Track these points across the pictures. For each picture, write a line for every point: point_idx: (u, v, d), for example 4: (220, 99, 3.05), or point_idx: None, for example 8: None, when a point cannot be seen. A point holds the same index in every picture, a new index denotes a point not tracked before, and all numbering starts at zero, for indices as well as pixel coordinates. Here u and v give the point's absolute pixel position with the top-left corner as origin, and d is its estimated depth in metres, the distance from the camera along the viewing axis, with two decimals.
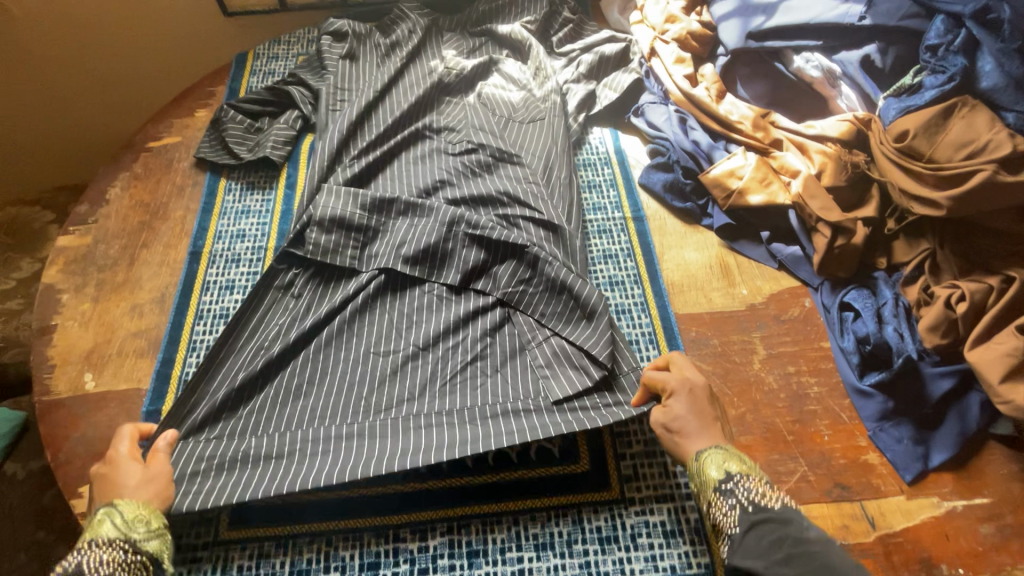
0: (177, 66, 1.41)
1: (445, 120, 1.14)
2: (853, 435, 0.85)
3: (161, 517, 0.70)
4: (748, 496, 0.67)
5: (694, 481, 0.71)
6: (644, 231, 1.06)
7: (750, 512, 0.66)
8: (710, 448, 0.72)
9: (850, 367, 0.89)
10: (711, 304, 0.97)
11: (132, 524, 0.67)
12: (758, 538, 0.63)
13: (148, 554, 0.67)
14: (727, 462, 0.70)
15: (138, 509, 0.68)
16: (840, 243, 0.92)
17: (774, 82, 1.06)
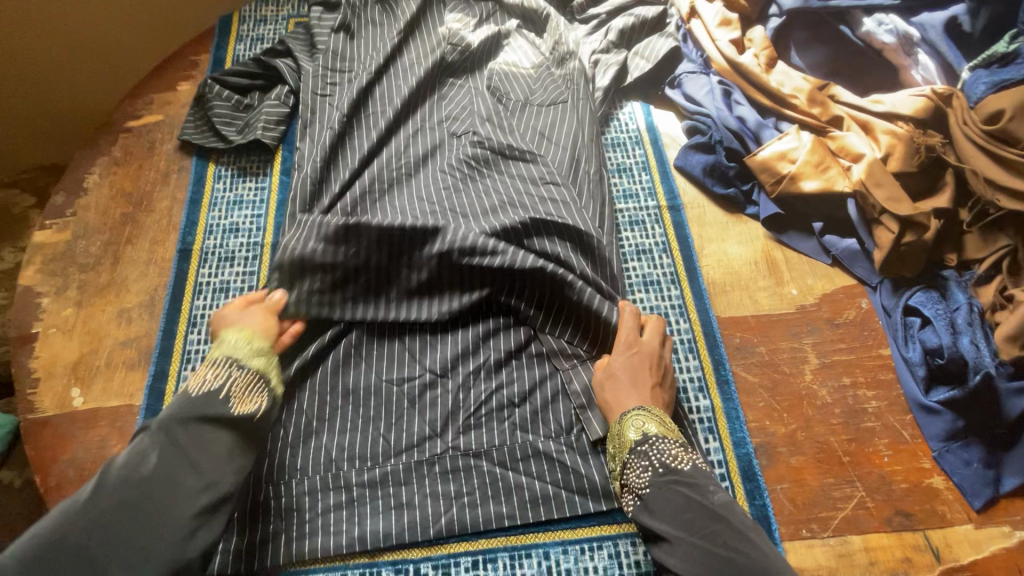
0: (151, 30, 1.25)
1: (450, 110, 1.03)
2: (916, 456, 0.77)
3: (261, 340, 0.73)
4: (660, 459, 0.69)
5: (613, 442, 0.74)
6: (681, 222, 0.95)
7: (658, 474, 0.69)
8: (634, 409, 0.73)
9: (913, 379, 0.80)
10: (757, 307, 0.88)
11: (237, 345, 0.71)
12: (661, 501, 0.67)
13: (254, 368, 0.71)
14: (646, 425, 0.72)
15: (239, 334, 0.72)
16: (908, 239, 0.82)
17: (836, 47, 0.91)
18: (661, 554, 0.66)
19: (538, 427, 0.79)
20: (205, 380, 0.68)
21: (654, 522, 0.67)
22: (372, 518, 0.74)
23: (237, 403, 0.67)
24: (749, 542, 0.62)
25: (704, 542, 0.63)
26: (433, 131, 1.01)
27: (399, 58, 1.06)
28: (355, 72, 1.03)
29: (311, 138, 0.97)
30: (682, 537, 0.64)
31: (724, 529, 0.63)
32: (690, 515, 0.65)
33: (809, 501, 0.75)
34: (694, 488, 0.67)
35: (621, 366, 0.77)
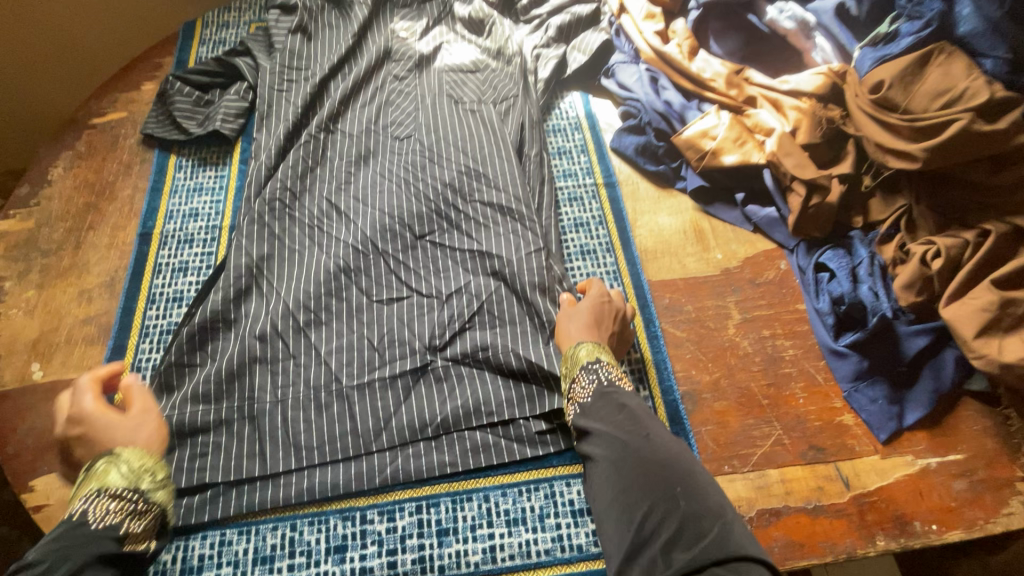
0: (114, 39, 1.31)
1: (396, 116, 1.07)
2: (828, 397, 0.84)
3: (164, 469, 0.71)
4: (607, 377, 0.76)
5: (566, 364, 0.80)
6: (616, 197, 1.02)
7: (601, 387, 0.75)
8: (585, 340, 0.80)
9: (825, 328, 0.87)
10: (685, 270, 0.95)
11: (138, 474, 0.69)
12: (597, 406, 0.74)
13: (156, 504, 0.69)
14: (598, 353, 0.79)
15: (142, 459, 0.70)
16: (815, 202, 0.89)
17: (747, 35, 1.01)
18: (583, 441, 0.74)
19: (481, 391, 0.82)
20: (105, 512, 0.65)
21: (586, 419, 0.74)
22: (322, 471, 0.78)
23: (129, 538, 0.65)
24: (656, 436, 0.69)
25: (620, 433, 0.70)
26: (380, 136, 1.05)
27: (347, 72, 1.12)
28: (313, 69, 1.10)
29: (268, 130, 1.04)
30: (604, 431, 0.71)
31: (641, 427, 0.70)
32: (621, 414, 0.72)
33: (731, 440, 0.81)
34: (627, 400, 0.73)
35: (587, 307, 0.83)
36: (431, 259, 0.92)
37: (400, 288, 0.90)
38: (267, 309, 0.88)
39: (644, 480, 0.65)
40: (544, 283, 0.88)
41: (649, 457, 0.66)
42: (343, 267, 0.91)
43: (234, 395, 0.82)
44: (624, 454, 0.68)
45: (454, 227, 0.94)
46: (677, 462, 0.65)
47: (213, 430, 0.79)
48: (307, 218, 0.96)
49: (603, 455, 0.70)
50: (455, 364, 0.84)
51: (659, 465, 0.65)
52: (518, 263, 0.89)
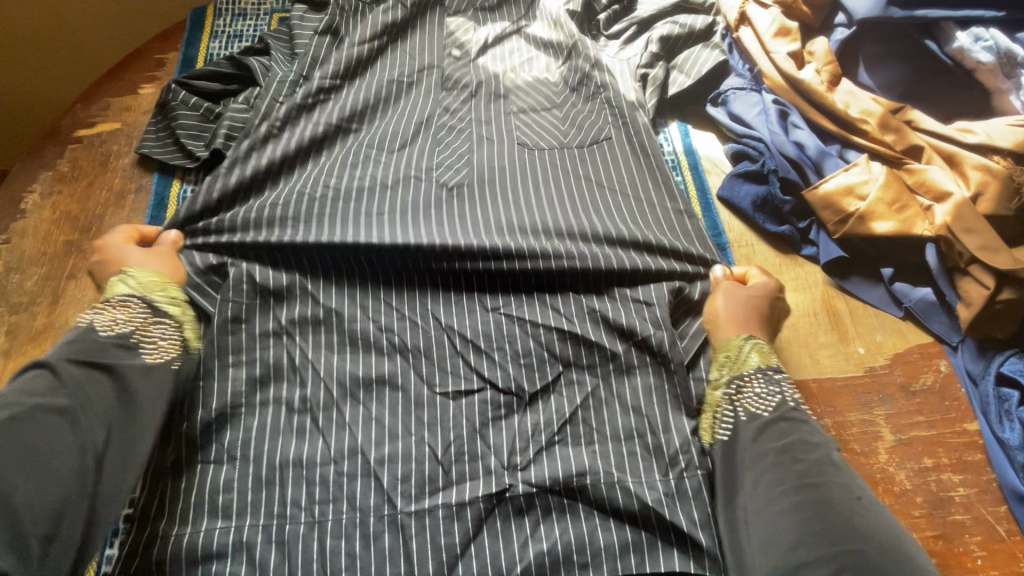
0: (99, 37, 1.09)
1: (444, 157, 0.86)
2: (1015, 559, 0.64)
3: (177, 290, 0.72)
4: (790, 393, 0.67)
5: (724, 359, 0.71)
6: (727, 264, 0.82)
7: (775, 400, 0.66)
8: (757, 338, 0.71)
9: (1011, 465, 0.67)
10: (819, 368, 0.75)
11: (146, 287, 0.70)
12: (773, 428, 0.63)
13: (170, 316, 0.69)
14: (772, 358, 0.71)
15: (151, 277, 0.71)
16: (1005, 296, 0.69)
17: (915, 66, 0.78)
18: (747, 463, 0.61)
19: (570, 535, 0.63)
20: (114, 321, 0.67)
21: (757, 440, 0.63)
22: None
23: (144, 350, 0.66)
24: (863, 498, 0.55)
25: (792, 462, 0.59)
26: (431, 166, 0.85)
27: (388, 99, 0.91)
28: (345, 91, 0.90)
29: (296, 160, 0.85)
30: (779, 458, 0.60)
31: (840, 477, 0.57)
32: (792, 438, 0.62)
33: None
34: (816, 438, 0.62)
35: (751, 296, 0.74)
36: (505, 341, 0.73)
37: (470, 376, 0.71)
38: (305, 400, 0.70)
39: (826, 514, 0.54)
40: (659, 384, 0.70)
41: (850, 521, 0.52)
42: (394, 347, 0.73)
43: (259, 510, 0.64)
44: (814, 505, 0.54)
45: (535, 301, 0.75)
46: (890, 542, 0.51)
47: (232, 558, 0.62)
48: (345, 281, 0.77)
49: (779, 488, 0.57)
50: (541, 493, 0.65)
51: (848, 508, 0.54)
52: (625, 356, 0.71)
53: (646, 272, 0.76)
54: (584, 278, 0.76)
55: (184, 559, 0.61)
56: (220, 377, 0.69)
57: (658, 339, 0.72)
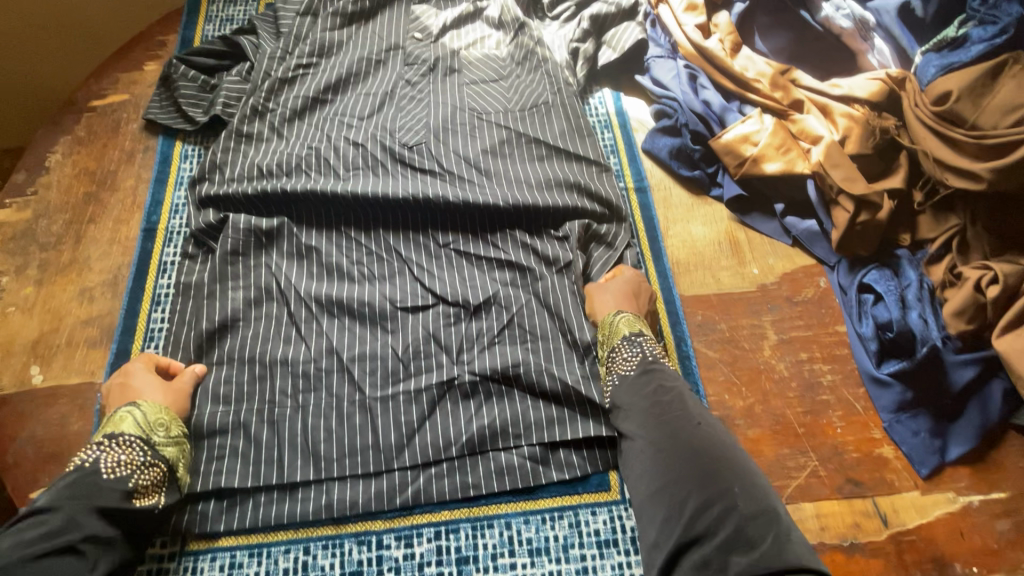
0: (102, 25, 1.23)
1: (405, 121, 1.01)
2: (867, 427, 0.80)
3: (179, 426, 0.73)
4: (651, 352, 0.77)
5: (604, 333, 0.82)
6: (648, 204, 0.97)
7: (645, 360, 0.76)
8: (625, 310, 0.82)
9: (867, 354, 0.82)
10: (719, 285, 0.90)
11: (153, 426, 0.71)
12: (638, 382, 0.74)
13: (166, 460, 0.69)
14: (639, 325, 0.81)
15: (159, 413, 0.72)
16: (864, 219, 0.84)
17: (798, 33, 0.95)
18: (621, 420, 0.73)
19: (508, 416, 0.77)
20: (118, 462, 0.66)
21: (623, 395, 0.74)
22: (340, 487, 0.74)
23: (138, 493, 0.66)
24: (703, 424, 0.67)
25: (662, 416, 0.69)
26: (397, 129, 1.00)
27: (360, 73, 1.05)
28: (322, 67, 1.05)
29: (282, 124, 0.99)
30: (650, 412, 0.70)
31: (686, 412, 0.68)
32: (664, 397, 0.71)
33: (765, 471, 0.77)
34: (670, 382, 0.73)
35: (626, 279, 0.85)
36: (457, 269, 0.88)
37: (425, 296, 0.85)
38: (290, 315, 0.84)
39: (689, 452, 0.64)
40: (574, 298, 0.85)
41: (693, 445, 0.64)
42: (366, 275, 0.88)
43: (254, 397, 0.78)
44: (665, 439, 0.67)
45: (481, 239, 0.90)
46: (725, 456, 0.63)
47: (231, 433, 0.76)
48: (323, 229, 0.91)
49: (643, 435, 0.69)
50: (482, 380, 0.79)
51: (708, 452, 0.63)
52: (549, 280, 0.86)
53: (573, 209, 0.91)
54: (519, 219, 0.91)
55: (194, 433, 0.75)
56: (221, 294, 0.84)
57: (574, 264, 0.88)
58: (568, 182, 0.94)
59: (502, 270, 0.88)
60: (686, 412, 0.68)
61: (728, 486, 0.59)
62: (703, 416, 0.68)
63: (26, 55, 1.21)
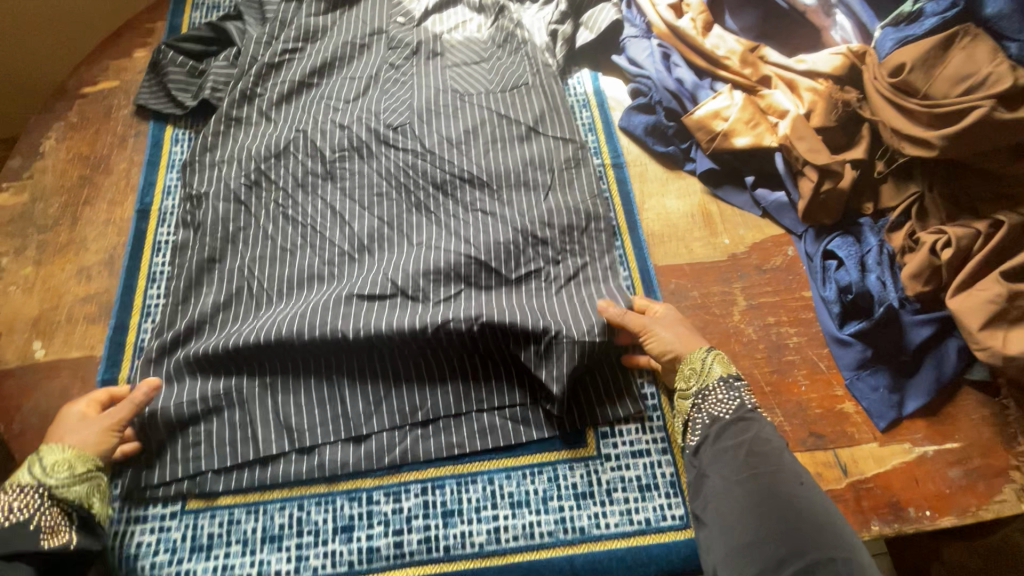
0: (90, 14, 1.25)
1: (389, 103, 1.04)
2: (830, 385, 0.85)
3: (88, 462, 0.71)
4: (747, 398, 0.77)
5: (693, 368, 0.79)
6: (624, 179, 1.01)
7: (741, 407, 0.76)
8: (716, 350, 0.81)
9: (830, 317, 0.87)
10: (692, 255, 0.94)
11: (53, 469, 0.68)
12: (731, 428, 0.74)
13: (73, 500, 0.68)
14: (730, 366, 0.80)
15: (61, 454, 0.69)
16: (827, 187, 0.88)
17: (765, 12, 0.99)
18: (708, 460, 0.73)
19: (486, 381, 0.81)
20: (11, 510, 0.65)
21: (716, 438, 0.74)
22: (331, 448, 0.79)
23: (46, 536, 0.65)
24: (805, 483, 0.68)
25: (759, 466, 0.70)
26: (381, 111, 1.03)
27: (345, 57, 1.08)
28: (307, 52, 1.07)
29: (269, 106, 1.02)
30: (745, 459, 0.71)
31: (787, 468, 0.69)
32: (759, 447, 0.72)
33: None
34: (768, 435, 0.73)
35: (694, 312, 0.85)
36: (441, 245, 0.92)
37: (385, 285, 0.84)
38: (281, 292, 0.88)
39: (785, 512, 0.65)
40: (542, 299, 0.86)
41: (796, 506, 0.65)
42: (352, 252, 0.92)
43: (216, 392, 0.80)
44: (764, 491, 0.67)
45: (452, 234, 0.92)
46: (827, 520, 0.64)
47: (201, 421, 0.78)
48: (305, 219, 0.94)
49: (738, 478, 0.69)
50: None
51: (804, 514, 0.65)
52: (518, 281, 0.88)
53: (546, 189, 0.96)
54: (498, 199, 0.96)
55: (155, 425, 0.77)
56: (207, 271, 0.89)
57: (544, 273, 0.90)
58: (545, 162, 0.99)
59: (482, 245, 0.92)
60: (781, 468, 0.69)
61: (837, 556, 0.61)
62: (799, 474, 0.69)
63: (10, 46, 1.23)
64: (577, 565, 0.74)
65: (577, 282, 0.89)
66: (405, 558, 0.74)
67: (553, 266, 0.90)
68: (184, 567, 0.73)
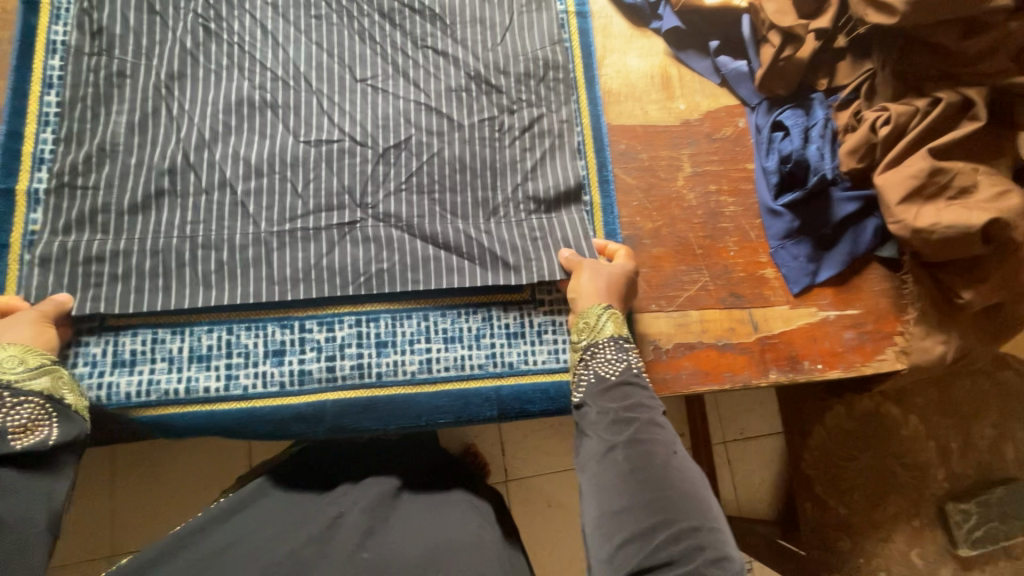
0: None
1: None
2: (756, 252, 0.89)
3: (40, 356, 0.64)
4: (636, 363, 0.71)
5: (587, 324, 0.74)
6: (586, 30, 0.94)
7: (628, 370, 0.70)
8: (615, 307, 0.75)
9: (767, 188, 0.90)
10: (646, 118, 0.92)
11: (4, 365, 0.61)
12: (616, 392, 0.68)
13: (38, 393, 0.62)
14: (624, 327, 0.74)
15: (5, 351, 0.62)
16: (787, 54, 0.85)
17: None
18: (589, 421, 0.67)
19: (424, 232, 0.80)
20: None
21: (598, 400, 0.68)
22: (244, 286, 0.75)
23: (16, 432, 0.58)
24: (679, 452, 0.62)
25: (636, 429, 0.63)
26: None
27: None
28: None
29: None
30: (623, 420, 0.64)
31: (663, 434, 0.63)
32: (639, 411, 0.66)
33: (661, 283, 0.86)
34: (651, 402, 0.67)
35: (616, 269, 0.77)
36: (387, 83, 0.85)
37: (331, 131, 0.82)
38: (203, 116, 0.79)
39: (656, 480, 0.59)
40: (494, 155, 0.85)
41: (672, 476, 0.59)
42: (281, 77, 0.82)
43: (134, 228, 0.75)
44: (638, 457, 0.61)
45: (400, 75, 0.85)
46: (696, 490, 0.59)
47: (109, 261, 0.73)
48: (232, 37, 0.83)
49: (614, 441, 0.63)
50: (405, 192, 0.81)
51: (676, 486, 0.58)
52: (468, 130, 0.85)
53: (504, 32, 0.89)
54: (450, 37, 0.87)
55: (70, 254, 0.72)
56: (116, 84, 0.78)
57: (498, 123, 0.86)
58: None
59: (432, 87, 0.85)
60: (658, 434, 0.63)
61: (701, 527, 0.56)
62: (676, 445, 0.63)
63: None
64: (503, 395, 0.78)
65: (533, 135, 0.86)
66: (338, 382, 0.76)
67: (506, 116, 0.86)
68: (106, 380, 0.72)
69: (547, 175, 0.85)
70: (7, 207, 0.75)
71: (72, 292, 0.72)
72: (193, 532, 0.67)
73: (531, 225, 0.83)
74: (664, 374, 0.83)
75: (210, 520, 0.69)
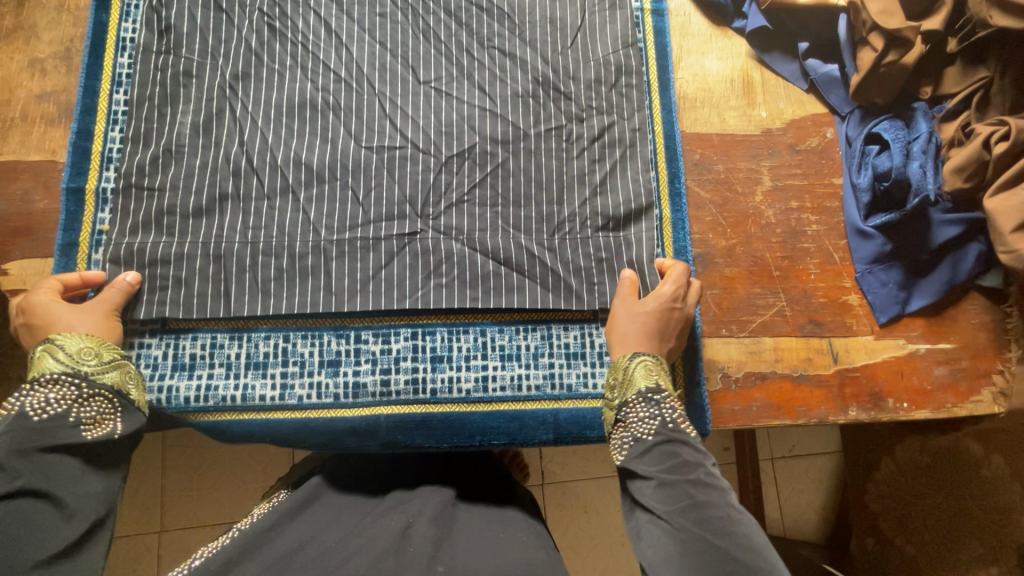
0: None
1: None
2: (840, 276, 0.82)
3: (112, 350, 0.66)
4: (671, 416, 0.64)
5: (616, 380, 0.69)
6: (663, 29, 0.88)
7: (663, 426, 0.63)
8: (644, 354, 0.69)
9: (857, 207, 0.82)
10: (723, 126, 0.86)
11: (80, 357, 0.63)
12: (657, 453, 0.61)
13: (109, 386, 0.63)
14: (657, 376, 0.68)
15: (82, 343, 0.64)
16: (889, 60, 0.77)
17: None
18: (633, 490, 0.61)
19: (483, 246, 0.77)
20: (46, 402, 0.58)
21: (639, 463, 0.61)
22: (300, 292, 0.74)
23: (87, 424, 0.60)
24: (738, 515, 0.56)
25: (685, 496, 0.57)
26: None
27: None
28: None
29: None
30: (670, 487, 0.58)
31: (717, 495, 0.57)
32: (687, 472, 0.59)
33: (733, 306, 0.80)
34: (697, 457, 0.61)
35: (652, 307, 0.71)
36: (450, 87, 0.81)
37: (392, 136, 0.79)
38: (266, 118, 0.78)
39: (720, 553, 0.52)
40: (559, 165, 0.80)
41: (736, 545, 0.53)
42: (344, 78, 0.80)
43: (196, 232, 0.74)
44: (694, 530, 0.54)
45: (465, 77, 0.81)
46: (766, 558, 0.53)
47: (171, 264, 0.73)
48: (296, 36, 0.80)
49: (664, 513, 0.57)
50: (465, 202, 0.78)
51: (742, 556, 0.52)
52: (534, 139, 0.80)
53: (575, 32, 0.83)
54: (518, 38, 0.83)
55: (135, 256, 0.72)
56: (181, 84, 0.78)
57: (565, 131, 0.81)
58: None
59: (498, 90, 0.81)
60: (712, 496, 0.57)
61: None
62: (734, 506, 0.57)
63: None
64: (560, 419, 0.75)
65: (601, 144, 0.81)
66: (392, 396, 0.74)
67: (574, 123, 0.81)
68: (167, 384, 0.73)
69: (615, 187, 0.80)
70: (75, 207, 0.76)
71: (138, 299, 0.72)
72: (261, 535, 0.65)
73: (597, 243, 0.78)
74: (732, 405, 0.78)
75: (273, 523, 0.67)
